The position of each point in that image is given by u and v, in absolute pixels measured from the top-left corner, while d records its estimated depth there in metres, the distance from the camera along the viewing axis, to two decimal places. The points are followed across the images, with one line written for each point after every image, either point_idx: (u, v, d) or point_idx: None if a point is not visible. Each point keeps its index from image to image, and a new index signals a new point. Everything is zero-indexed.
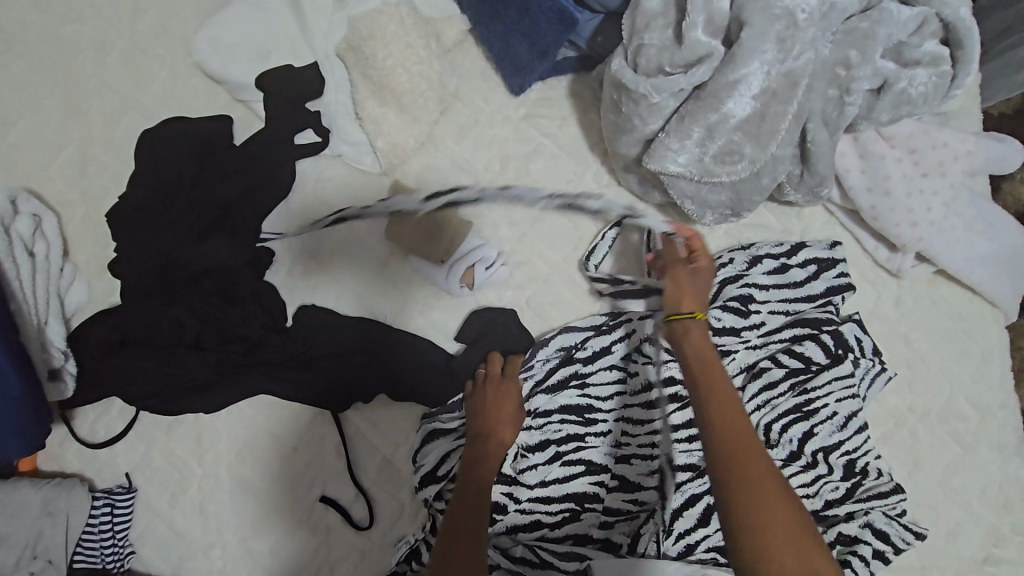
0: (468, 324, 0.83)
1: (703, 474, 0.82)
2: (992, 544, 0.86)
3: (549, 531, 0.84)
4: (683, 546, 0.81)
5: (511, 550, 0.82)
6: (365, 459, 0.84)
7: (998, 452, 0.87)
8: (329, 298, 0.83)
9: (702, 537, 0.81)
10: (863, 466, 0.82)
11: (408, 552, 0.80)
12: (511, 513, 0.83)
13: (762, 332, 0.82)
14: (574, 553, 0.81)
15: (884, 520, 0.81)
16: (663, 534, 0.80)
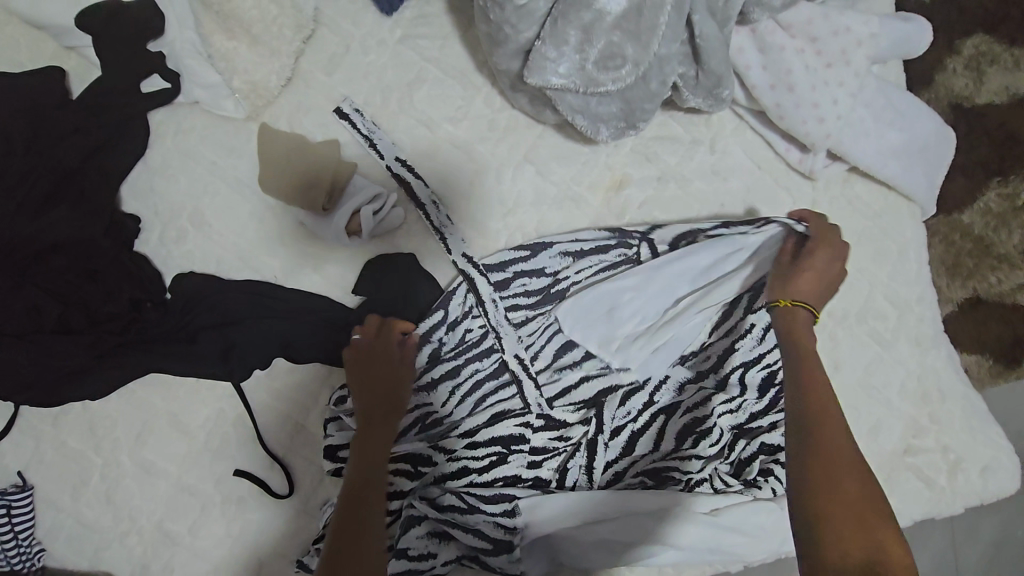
0: (363, 276, 0.77)
1: (626, 403, 0.81)
2: (911, 436, 0.88)
3: (477, 476, 0.80)
4: (610, 474, 0.82)
5: (439, 499, 0.78)
6: (276, 429, 0.80)
7: (916, 347, 0.88)
8: (212, 261, 0.76)
9: (629, 464, 0.81)
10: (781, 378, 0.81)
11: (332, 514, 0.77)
12: (441, 463, 0.79)
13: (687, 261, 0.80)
14: (501, 495, 0.78)
15: None
16: (589, 467, 0.81)
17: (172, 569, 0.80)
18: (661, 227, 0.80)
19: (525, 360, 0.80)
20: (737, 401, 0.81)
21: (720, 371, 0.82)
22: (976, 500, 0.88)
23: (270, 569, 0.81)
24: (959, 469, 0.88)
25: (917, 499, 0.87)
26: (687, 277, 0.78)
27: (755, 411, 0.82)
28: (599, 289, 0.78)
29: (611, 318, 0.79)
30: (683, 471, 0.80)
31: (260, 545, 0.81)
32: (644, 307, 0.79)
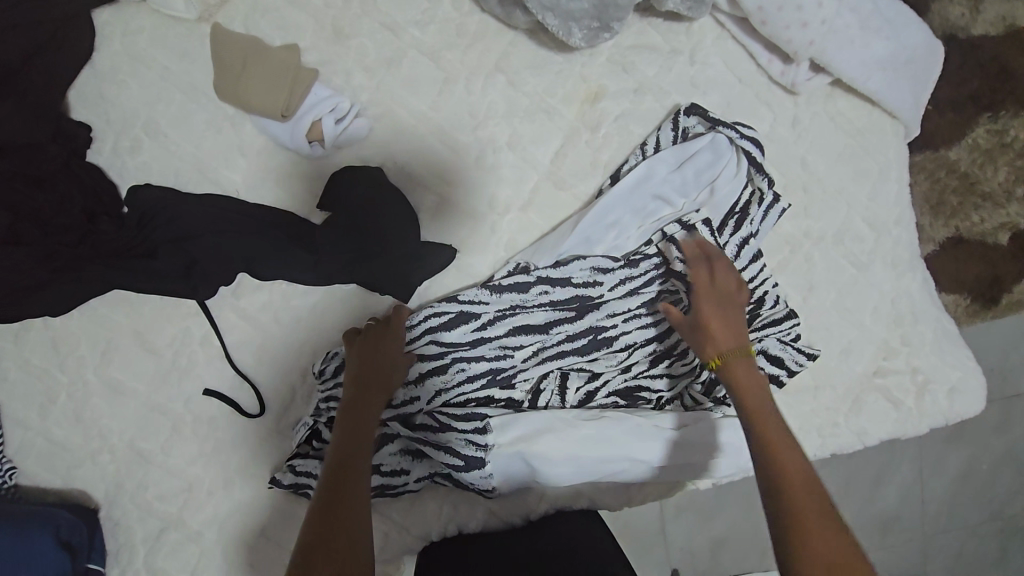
0: (327, 188, 0.75)
1: (601, 330, 0.78)
2: (882, 358, 0.88)
3: (449, 396, 0.78)
4: (582, 395, 0.81)
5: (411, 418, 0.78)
6: (244, 348, 0.79)
7: (891, 270, 0.87)
8: (169, 174, 0.74)
9: (601, 384, 0.80)
10: (760, 300, 0.79)
11: (307, 434, 0.78)
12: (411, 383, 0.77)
13: (688, 174, 0.77)
14: (473, 414, 0.77)
15: (781, 349, 0.80)
16: (563, 388, 0.80)
17: (147, 486, 0.81)
18: (663, 135, 0.79)
19: (492, 282, 0.79)
20: None
21: None
22: (942, 419, 0.89)
23: (243, 486, 0.82)
24: (927, 391, 0.89)
25: (884, 420, 0.88)
26: (676, 186, 0.77)
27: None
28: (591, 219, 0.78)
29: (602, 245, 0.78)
30: (653, 391, 0.82)
31: (233, 462, 0.82)
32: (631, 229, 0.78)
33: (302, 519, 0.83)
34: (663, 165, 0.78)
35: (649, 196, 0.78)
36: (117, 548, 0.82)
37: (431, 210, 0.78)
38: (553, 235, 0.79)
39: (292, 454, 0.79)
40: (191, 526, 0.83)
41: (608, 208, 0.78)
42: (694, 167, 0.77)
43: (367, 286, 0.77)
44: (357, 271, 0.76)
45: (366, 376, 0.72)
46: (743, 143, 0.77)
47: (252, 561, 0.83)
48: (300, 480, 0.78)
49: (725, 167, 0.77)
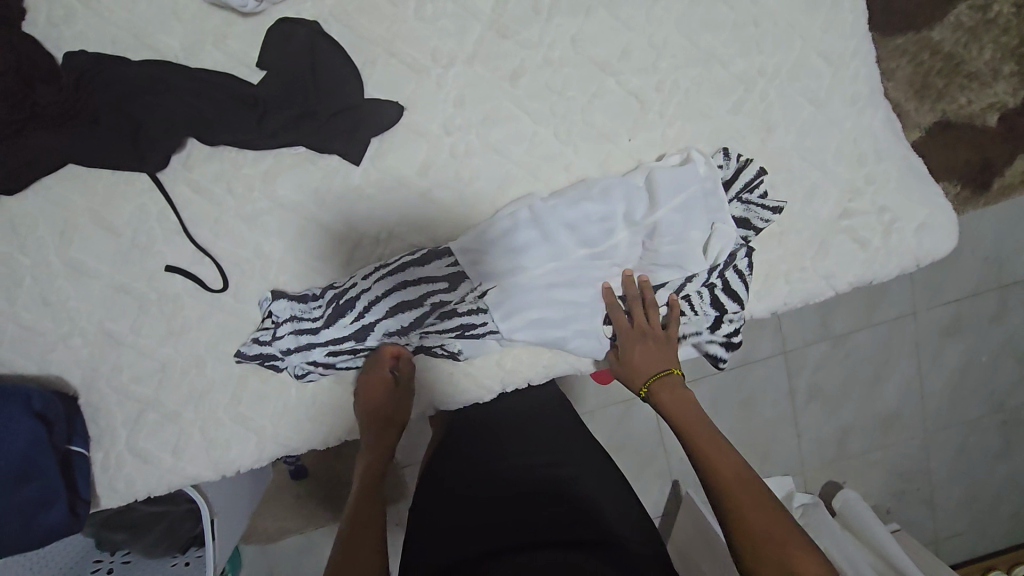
0: (265, 46, 0.74)
1: (560, 271, 0.81)
2: (847, 200, 0.87)
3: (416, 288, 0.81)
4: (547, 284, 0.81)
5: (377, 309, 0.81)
6: (201, 222, 0.80)
7: (851, 107, 0.85)
8: (105, 41, 0.74)
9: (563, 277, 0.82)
10: (728, 256, 0.82)
11: (272, 319, 0.81)
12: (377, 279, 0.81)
13: (679, 208, 0.80)
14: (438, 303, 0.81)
15: (741, 218, 0.84)
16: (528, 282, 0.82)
17: (120, 369, 0.83)
18: (668, 200, 0.80)
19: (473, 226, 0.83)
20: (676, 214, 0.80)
21: (656, 217, 0.80)
22: (910, 259, 0.89)
23: (214, 365, 0.84)
24: (896, 229, 0.88)
25: (851, 262, 0.88)
26: (667, 222, 0.80)
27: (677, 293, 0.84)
28: (580, 248, 0.81)
29: (587, 241, 0.81)
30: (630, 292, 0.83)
31: (202, 340, 0.83)
32: (620, 249, 0.82)
33: (273, 395, 0.85)
34: (665, 207, 0.80)
35: (638, 204, 0.81)
36: (98, 433, 0.84)
37: (372, 67, 0.77)
38: (544, 205, 0.81)
39: (256, 334, 0.82)
40: (167, 406, 0.84)
41: (601, 213, 0.81)
42: (668, 177, 0.80)
43: (313, 147, 0.77)
44: (302, 130, 0.76)
45: (381, 408, 0.82)
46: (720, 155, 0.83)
47: (230, 438, 0.85)
48: (265, 350, 0.81)
49: (699, 166, 0.81)
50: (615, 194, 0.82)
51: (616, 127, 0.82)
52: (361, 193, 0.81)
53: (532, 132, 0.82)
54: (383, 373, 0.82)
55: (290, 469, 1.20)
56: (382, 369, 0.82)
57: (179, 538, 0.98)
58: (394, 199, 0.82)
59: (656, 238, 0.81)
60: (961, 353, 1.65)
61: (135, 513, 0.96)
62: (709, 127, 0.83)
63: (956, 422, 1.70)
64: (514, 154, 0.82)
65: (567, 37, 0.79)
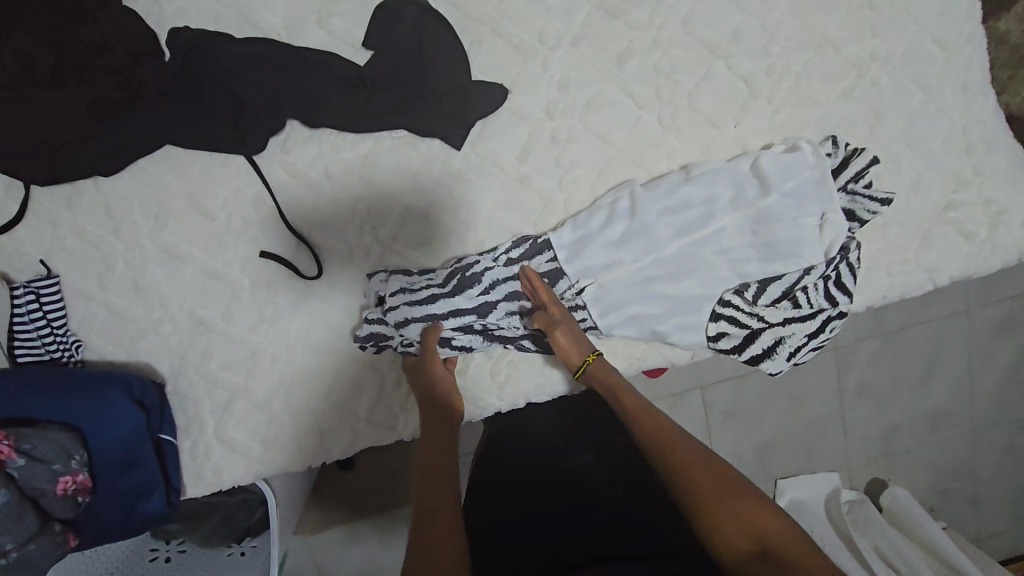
0: (373, 24, 0.72)
1: (664, 262, 0.79)
2: (952, 192, 0.85)
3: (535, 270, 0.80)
4: (651, 277, 0.80)
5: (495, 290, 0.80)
6: (297, 207, 0.78)
7: (962, 95, 0.83)
8: (209, 17, 0.71)
9: (668, 268, 0.79)
10: (841, 248, 0.79)
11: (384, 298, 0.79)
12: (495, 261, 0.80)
13: (789, 198, 0.78)
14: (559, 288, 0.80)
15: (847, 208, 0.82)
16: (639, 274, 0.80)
17: (210, 356, 0.81)
18: (776, 189, 0.78)
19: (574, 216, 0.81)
20: (783, 204, 0.78)
21: (763, 206, 0.78)
22: (1014, 252, 0.87)
23: (306, 353, 0.82)
24: (1001, 222, 0.86)
25: (954, 255, 0.86)
26: (775, 209, 0.78)
27: (791, 289, 0.80)
28: (683, 237, 0.79)
29: (690, 229, 0.79)
30: (741, 290, 0.80)
31: (294, 327, 0.81)
32: (726, 238, 0.79)
33: (363, 384, 0.83)
34: (773, 196, 0.78)
35: (745, 193, 0.79)
36: (186, 422, 0.82)
37: (478, 47, 0.75)
38: (647, 193, 0.79)
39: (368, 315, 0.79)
40: (257, 395, 0.82)
41: (705, 202, 0.79)
42: (775, 165, 0.79)
43: (418, 130, 0.75)
44: (408, 113, 0.74)
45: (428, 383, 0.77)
46: (828, 145, 0.81)
47: (320, 427, 0.83)
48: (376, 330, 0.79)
49: (806, 155, 0.79)
50: (719, 182, 0.79)
51: (722, 113, 0.80)
52: (461, 179, 0.79)
53: (637, 117, 0.79)
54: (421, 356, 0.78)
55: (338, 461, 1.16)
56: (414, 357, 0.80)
57: (235, 528, 0.93)
58: (493, 185, 0.80)
59: (764, 227, 0.78)
60: (1012, 351, 1.64)
61: (191, 503, 0.91)
62: (817, 114, 0.81)
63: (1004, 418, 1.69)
64: (617, 140, 0.80)
65: (678, 18, 0.76)
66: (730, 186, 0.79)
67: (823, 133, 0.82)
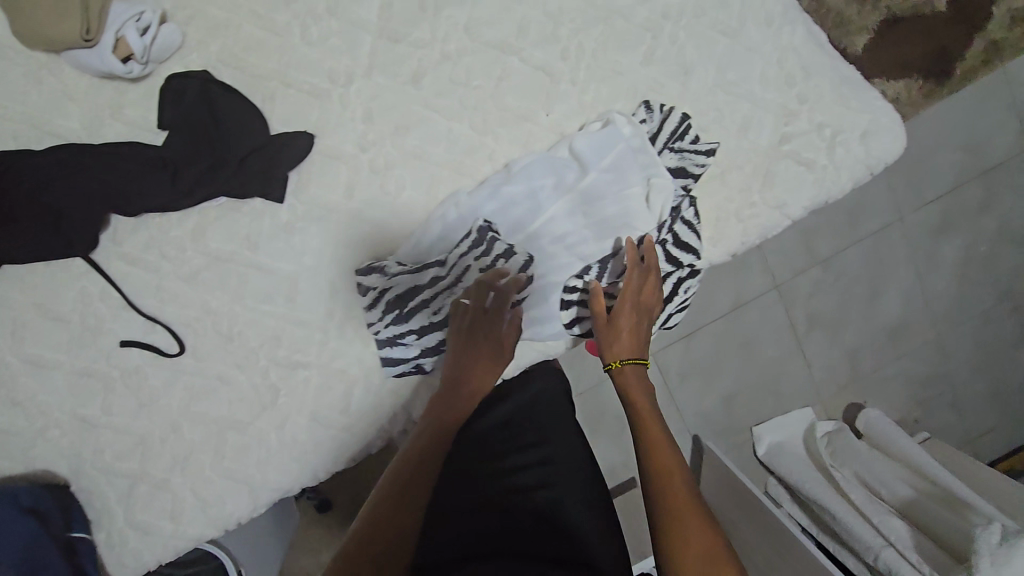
0: (162, 105, 0.74)
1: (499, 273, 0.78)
2: (784, 124, 0.84)
3: (427, 294, 0.77)
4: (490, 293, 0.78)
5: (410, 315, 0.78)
6: (144, 293, 0.80)
7: (767, 30, 0.82)
8: (4, 135, 0.73)
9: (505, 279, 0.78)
10: (670, 209, 0.79)
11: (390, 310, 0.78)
12: (404, 280, 0.78)
13: (608, 173, 0.79)
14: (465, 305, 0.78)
15: (676, 167, 0.81)
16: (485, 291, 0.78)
17: (102, 449, 0.84)
18: (592, 167, 0.79)
19: (412, 237, 0.82)
20: (604, 180, 0.79)
21: (584, 188, 0.79)
22: (862, 168, 0.85)
23: (192, 425, 0.85)
24: (839, 143, 0.85)
25: (802, 186, 0.85)
26: (596, 189, 0.79)
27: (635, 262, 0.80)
28: (514, 237, 0.80)
29: (519, 229, 0.79)
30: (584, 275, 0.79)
31: (174, 404, 0.84)
32: (557, 228, 0.79)
33: (253, 441, 0.86)
34: (593, 176, 0.79)
35: (566, 178, 0.79)
36: (96, 516, 0.85)
37: (270, 102, 0.76)
38: (469, 202, 0.80)
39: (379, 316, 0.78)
40: (156, 475, 0.85)
41: (529, 197, 0.79)
42: (589, 144, 0.79)
43: (233, 194, 0.76)
44: (217, 182, 0.75)
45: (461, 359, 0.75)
46: (643, 111, 0.81)
47: (222, 491, 0.86)
48: (384, 349, 0.80)
49: (622, 126, 0.79)
50: (541, 173, 0.79)
51: (530, 106, 0.80)
52: (293, 229, 0.81)
53: (448, 128, 0.80)
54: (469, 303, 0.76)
55: (313, 504, 1.17)
56: (466, 301, 0.76)
57: None
58: (326, 227, 0.81)
59: (590, 209, 0.79)
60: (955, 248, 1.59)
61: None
62: (624, 84, 0.81)
63: (968, 317, 1.63)
64: (435, 155, 0.81)
65: (459, 27, 0.77)
66: (548, 175, 0.79)
67: (639, 103, 0.81)
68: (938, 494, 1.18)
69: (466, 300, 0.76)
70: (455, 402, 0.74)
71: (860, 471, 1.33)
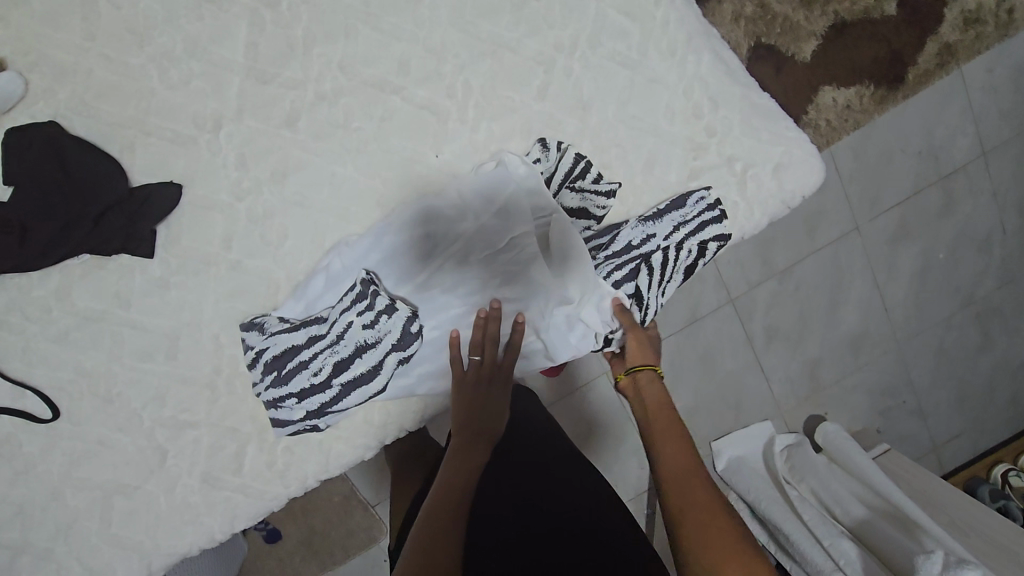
0: (7, 158, 0.69)
1: (377, 332, 0.73)
2: (693, 158, 0.79)
3: (306, 352, 0.74)
4: (369, 352, 0.73)
5: (287, 375, 0.74)
6: (10, 356, 0.75)
7: (669, 58, 0.77)
8: None
9: (383, 338, 0.73)
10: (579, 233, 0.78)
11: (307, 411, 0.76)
12: (281, 338, 0.74)
13: (501, 220, 0.76)
14: (344, 367, 0.74)
15: (575, 211, 0.78)
16: (363, 350, 0.73)
17: None
18: (484, 213, 0.76)
19: (297, 288, 0.77)
20: (496, 227, 0.76)
21: (475, 235, 0.76)
22: (776, 203, 0.81)
23: (72, 494, 0.79)
24: (751, 177, 0.80)
25: None
26: (488, 237, 0.76)
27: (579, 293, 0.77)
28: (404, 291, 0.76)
29: (408, 281, 0.76)
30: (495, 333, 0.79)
31: (51, 473, 0.78)
32: (450, 278, 0.76)
33: (141, 509, 0.80)
34: (484, 222, 0.76)
35: (456, 225, 0.76)
36: None
37: (133, 151, 0.72)
38: (353, 250, 0.76)
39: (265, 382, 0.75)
40: (39, 545, 0.79)
41: (419, 245, 0.76)
42: (478, 188, 0.76)
43: (93, 250, 0.72)
44: (74, 239, 0.71)
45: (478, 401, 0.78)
46: (537, 150, 0.76)
47: (111, 561, 0.80)
48: (272, 410, 0.77)
49: (513, 167, 0.75)
50: (430, 220, 0.76)
51: (417, 147, 0.75)
52: (168, 283, 0.75)
53: (331, 173, 0.75)
54: (479, 358, 0.76)
55: (263, 535, 1.18)
56: (478, 357, 0.76)
57: None
58: (203, 280, 0.76)
59: (484, 258, 0.76)
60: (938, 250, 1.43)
61: None
62: (518, 121, 0.76)
63: (955, 326, 1.49)
64: (317, 202, 0.75)
65: (333, 66, 0.72)
66: (439, 221, 0.76)
67: (533, 141, 0.77)
68: (888, 509, 1.08)
69: (479, 355, 0.76)
70: (480, 432, 0.78)
71: (816, 488, 1.20)
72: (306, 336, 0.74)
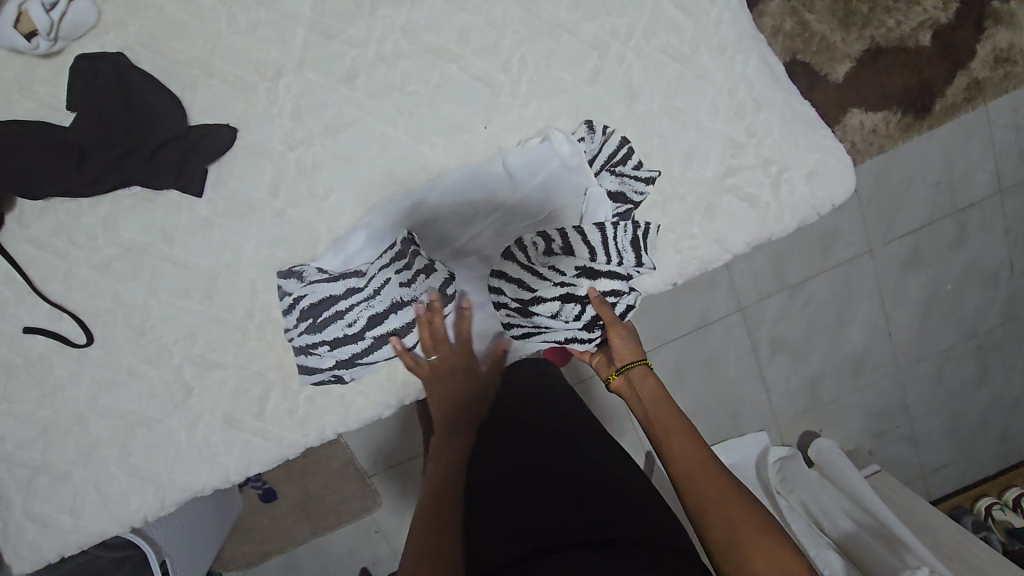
0: (73, 83, 0.71)
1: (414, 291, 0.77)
2: (730, 157, 0.81)
3: (342, 303, 0.77)
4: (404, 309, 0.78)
5: (322, 323, 0.77)
6: (51, 278, 0.77)
7: (719, 56, 0.79)
8: None
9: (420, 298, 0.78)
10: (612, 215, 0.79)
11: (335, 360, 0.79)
12: (319, 288, 0.77)
13: (541, 195, 0.79)
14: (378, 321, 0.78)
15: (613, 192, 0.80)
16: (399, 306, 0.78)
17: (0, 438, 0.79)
18: (525, 186, 0.78)
19: (336, 240, 0.79)
20: (535, 201, 0.79)
21: (515, 207, 0.79)
22: (806, 208, 0.83)
23: (96, 420, 0.80)
24: (784, 180, 0.82)
25: (743, 222, 0.83)
26: (526, 210, 0.79)
27: (530, 276, 0.78)
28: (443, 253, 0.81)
29: (445, 244, 0.80)
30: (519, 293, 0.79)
31: (78, 397, 0.80)
32: (485, 245, 0.80)
33: (161, 441, 0.82)
34: (523, 196, 0.79)
35: (496, 195, 0.79)
36: None
37: (194, 91, 0.74)
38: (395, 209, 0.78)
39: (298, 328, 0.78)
40: (58, 467, 0.81)
41: (461, 212, 0.79)
42: (522, 161, 0.77)
43: (144, 184, 0.74)
44: (128, 170, 0.73)
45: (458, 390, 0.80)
46: (582, 131, 0.79)
47: (127, 490, 0.82)
48: (301, 356, 0.79)
49: (559, 144, 0.77)
50: (472, 188, 0.78)
51: (466, 116, 0.77)
52: (212, 224, 0.77)
53: (381, 132, 0.77)
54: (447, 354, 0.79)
55: (258, 493, 1.18)
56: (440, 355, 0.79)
57: None
58: (246, 224, 0.77)
59: (520, 229, 0.80)
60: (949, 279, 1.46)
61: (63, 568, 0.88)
62: (566, 101, 0.78)
63: (958, 355, 1.51)
64: (365, 160, 0.77)
65: (396, 29, 0.74)
66: (481, 189, 0.78)
67: (579, 122, 0.79)
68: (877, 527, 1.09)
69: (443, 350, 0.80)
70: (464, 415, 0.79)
71: (805, 499, 1.24)
72: (343, 288, 0.77)
